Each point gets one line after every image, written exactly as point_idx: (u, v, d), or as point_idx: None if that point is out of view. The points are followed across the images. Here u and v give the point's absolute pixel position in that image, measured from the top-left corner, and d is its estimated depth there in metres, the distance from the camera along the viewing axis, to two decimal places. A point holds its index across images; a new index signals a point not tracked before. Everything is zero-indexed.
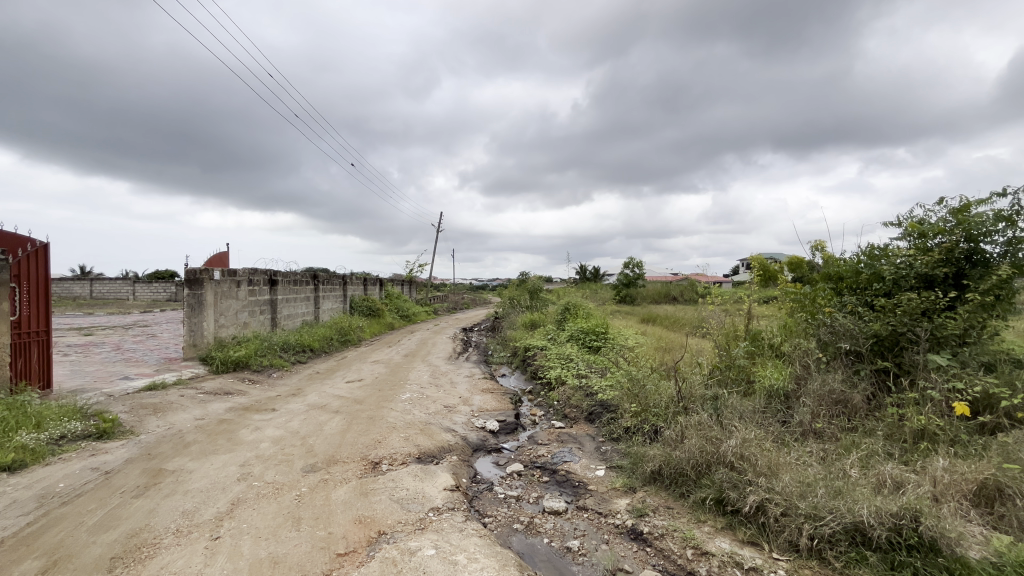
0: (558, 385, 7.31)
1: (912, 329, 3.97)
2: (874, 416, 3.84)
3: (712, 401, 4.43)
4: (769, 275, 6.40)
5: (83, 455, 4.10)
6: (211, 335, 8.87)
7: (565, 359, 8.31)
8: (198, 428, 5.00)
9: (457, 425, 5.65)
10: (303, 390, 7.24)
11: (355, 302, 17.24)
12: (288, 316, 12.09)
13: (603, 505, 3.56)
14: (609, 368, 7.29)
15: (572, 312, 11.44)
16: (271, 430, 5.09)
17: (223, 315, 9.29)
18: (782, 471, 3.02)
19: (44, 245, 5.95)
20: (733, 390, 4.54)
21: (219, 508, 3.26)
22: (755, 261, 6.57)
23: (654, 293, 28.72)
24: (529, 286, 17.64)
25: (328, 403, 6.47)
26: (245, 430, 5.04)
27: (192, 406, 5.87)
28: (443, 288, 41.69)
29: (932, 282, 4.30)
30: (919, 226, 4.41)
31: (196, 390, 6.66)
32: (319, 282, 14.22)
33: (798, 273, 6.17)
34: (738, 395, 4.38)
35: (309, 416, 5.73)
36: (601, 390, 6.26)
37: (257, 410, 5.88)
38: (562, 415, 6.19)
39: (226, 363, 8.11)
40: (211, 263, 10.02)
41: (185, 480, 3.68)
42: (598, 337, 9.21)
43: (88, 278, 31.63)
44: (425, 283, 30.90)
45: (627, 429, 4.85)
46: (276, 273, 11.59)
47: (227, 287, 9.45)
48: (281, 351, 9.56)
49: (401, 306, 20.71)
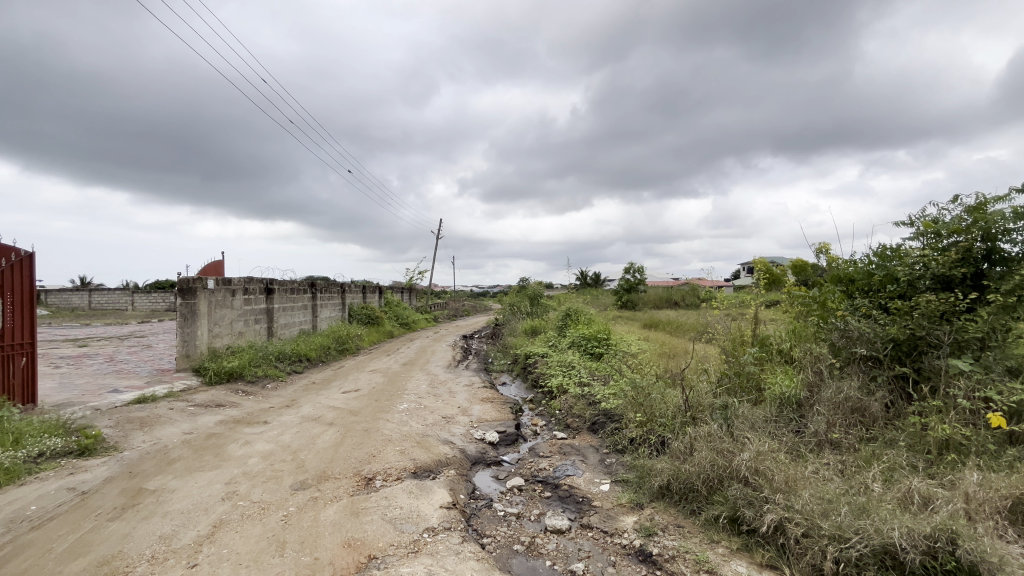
0: (559, 394, 7.09)
1: (932, 333, 3.77)
2: (893, 426, 3.63)
3: (721, 410, 4.19)
4: (772, 280, 6.23)
5: (61, 474, 3.90)
6: (204, 345, 8.66)
7: (567, 367, 8.09)
8: (185, 443, 4.80)
9: (455, 437, 5.45)
10: (297, 401, 7.03)
11: (354, 310, 17.07)
12: (284, 324, 11.93)
13: (608, 523, 3.35)
14: (612, 375, 7.07)
15: (572, 318, 11.24)
16: (261, 444, 4.88)
17: (217, 324, 9.10)
18: (801, 486, 2.82)
19: (30, 254, 5.79)
20: (742, 399, 4.31)
21: (200, 531, 3.06)
22: (757, 265, 6.45)
23: (656, 299, 28.41)
24: (530, 291, 17.39)
25: (322, 414, 6.26)
26: (233, 445, 4.83)
27: (181, 419, 5.68)
28: (446, 295, 44.26)
29: (949, 283, 4.11)
30: (933, 224, 4.25)
31: (187, 403, 6.46)
32: (316, 290, 14.06)
33: (803, 276, 6.01)
34: (747, 403, 4.15)
35: (301, 429, 5.53)
36: (604, 399, 6.05)
37: (248, 423, 5.68)
38: (564, 425, 5.98)
39: (219, 374, 7.92)
40: (205, 271, 9.87)
41: (166, 500, 3.48)
42: (599, 344, 9.00)
43: (87, 288, 31.53)
44: (424, 290, 30.69)
45: (632, 440, 4.65)
46: (272, 281, 11.45)
47: (222, 296, 9.29)
48: (276, 361, 9.36)
49: (400, 314, 20.53)
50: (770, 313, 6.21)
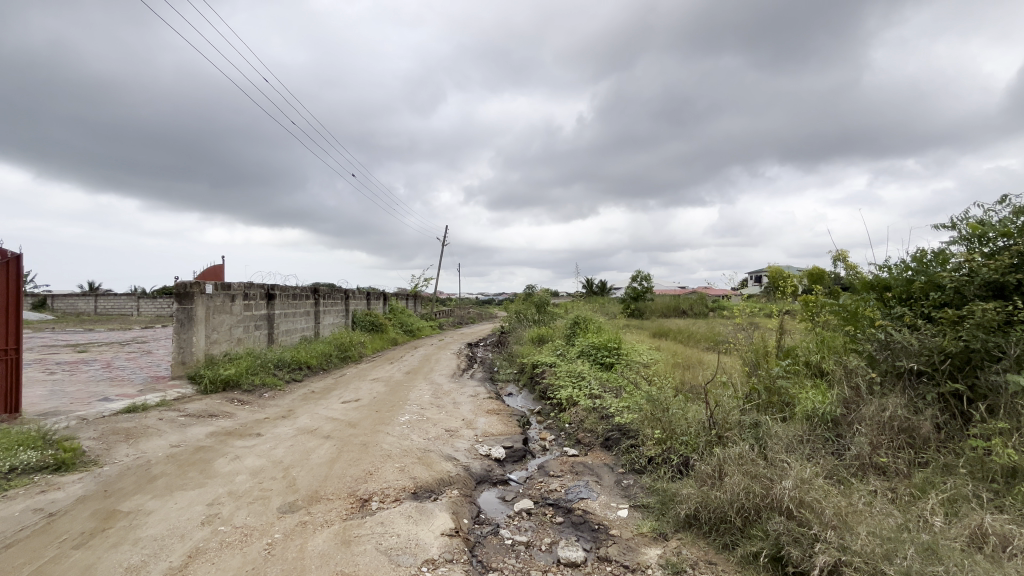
0: (569, 407, 6.74)
1: (987, 345, 3.41)
2: (947, 449, 3.26)
3: (751, 428, 3.78)
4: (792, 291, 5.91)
5: (31, 492, 3.59)
6: (201, 352, 8.37)
7: (576, 377, 7.73)
8: (170, 458, 4.49)
9: (459, 453, 5.10)
10: (293, 412, 6.71)
11: (358, 317, 16.80)
12: (285, 331, 11.67)
13: (629, 555, 2.99)
14: (624, 387, 6.71)
15: (581, 326, 10.88)
16: (252, 459, 4.56)
17: (215, 330, 8.83)
18: (855, 522, 2.45)
19: (16, 256, 5.54)
20: (773, 416, 3.90)
21: (171, 563, 2.73)
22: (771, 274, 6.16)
23: (664, 307, 27.92)
24: (536, 299, 17.03)
25: (319, 426, 5.93)
26: (222, 460, 4.51)
27: (170, 431, 5.37)
28: (452, 302, 44.00)
29: (1001, 290, 3.75)
30: (980, 226, 3.90)
31: (178, 413, 6.16)
32: (319, 296, 13.80)
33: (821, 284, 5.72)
34: (779, 421, 3.74)
35: (296, 443, 5.20)
36: (617, 413, 5.70)
37: (240, 436, 5.36)
38: (575, 440, 5.63)
39: (215, 382, 7.62)
40: (205, 276, 9.64)
41: (140, 525, 3.16)
42: (610, 353, 8.63)
43: (93, 294, 31.54)
44: (430, 296, 30.44)
45: (651, 459, 4.30)
46: (274, 287, 11.21)
47: (221, 302, 9.03)
48: (275, 368, 9.06)
49: (405, 321, 20.25)
50: (796, 323, 5.85)
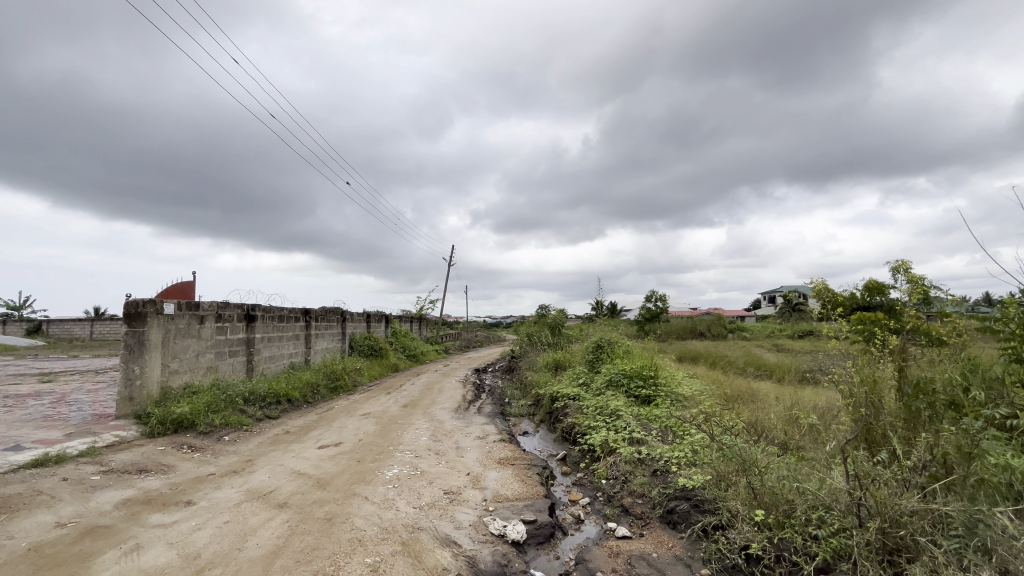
0: (604, 456, 5.23)
1: None
2: None
3: (950, 526, 2.21)
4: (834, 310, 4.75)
5: None
6: (155, 385, 6.94)
7: (609, 414, 6.23)
8: (34, 553, 3.04)
9: (462, 533, 3.60)
10: (251, 464, 5.24)
11: (356, 341, 15.44)
12: (268, 358, 10.27)
13: None
14: (675, 429, 5.21)
15: (606, 351, 9.36)
16: (157, 554, 3.10)
17: (176, 358, 7.45)
18: None
19: None
20: (991, 503, 2.25)
21: None
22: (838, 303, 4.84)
23: (680, 329, 26.39)
24: (550, 320, 15.68)
25: (277, 488, 4.45)
26: (110, 556, 3.05)
27: (67, 500, 3.92)
28: (459, 325, 42.76)
29: None
30: None
31: (97, 469, 4.71)
32: (311, 319, 12.46)
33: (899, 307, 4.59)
34: (1008, 513, 2.13)
35: (235, 518, 3.73)
36: (677, 471, 4.18)
37: (161, 507, 3.89)
38: (621, 509, 4.13)
39: (164, 424, 6.19)
40: (172, 293, 8.34)
41: None
42: (645, 384, 7.10)
43: (88, 318, 30.52)
44: (435, 320, 29.11)
45: (757, 560, 2.80)
46: (255, 307, 9.88)
47: (184, 324, 7.68)
48: (245, 404, 7.62)
49: (408, 346, 18.85)
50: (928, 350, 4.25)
